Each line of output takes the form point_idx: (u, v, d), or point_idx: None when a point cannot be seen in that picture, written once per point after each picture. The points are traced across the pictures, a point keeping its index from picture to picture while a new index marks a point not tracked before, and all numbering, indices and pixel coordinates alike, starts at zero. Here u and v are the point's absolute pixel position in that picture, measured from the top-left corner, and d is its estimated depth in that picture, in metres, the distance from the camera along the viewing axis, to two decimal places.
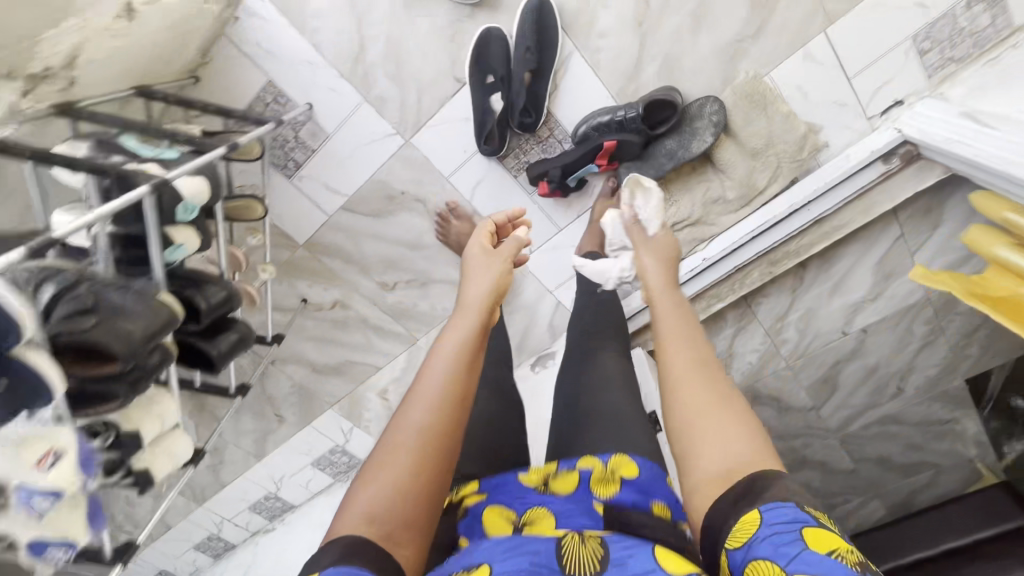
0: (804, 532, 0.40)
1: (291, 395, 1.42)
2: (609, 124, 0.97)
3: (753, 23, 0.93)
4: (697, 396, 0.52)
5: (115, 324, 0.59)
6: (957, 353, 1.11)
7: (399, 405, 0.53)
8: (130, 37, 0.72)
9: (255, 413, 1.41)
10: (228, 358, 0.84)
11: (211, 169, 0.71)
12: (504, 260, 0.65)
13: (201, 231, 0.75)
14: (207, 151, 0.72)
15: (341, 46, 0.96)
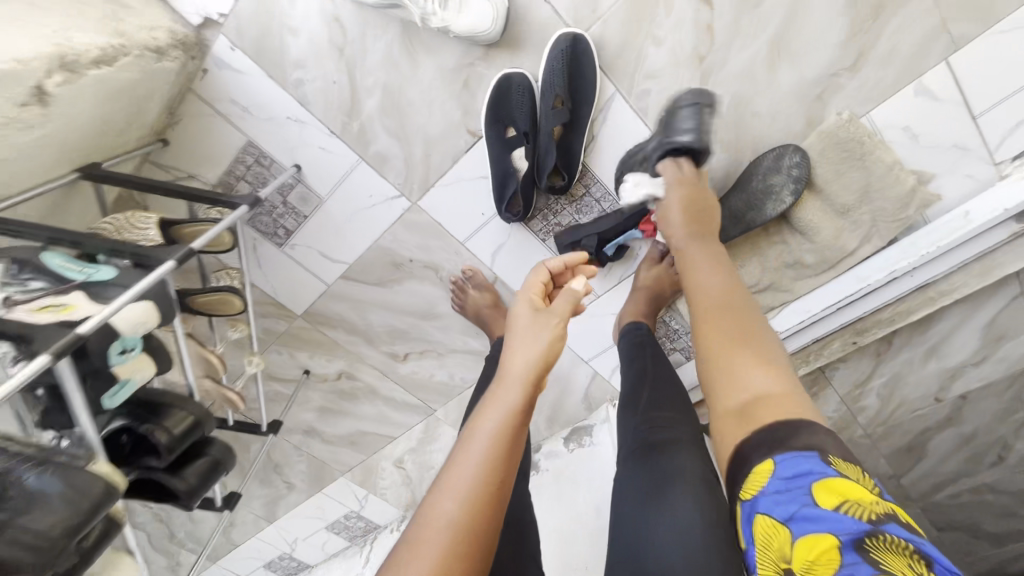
0: (811, 486, 0.36)
1: (299, 463, 1.29)
2: None
3: (851, 51, 0.72)
4: (727, 347, 0.49)
5: (23, 525, 0.44)
6: None
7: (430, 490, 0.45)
8: (59, 121, 0.57)
9: (262, 481, 1.29)
10: (201, 490, 0.69)
11: (159, 289, 0.56)
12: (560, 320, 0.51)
13: (160, 357, 0.60)
14: (156, 265, 0.56)
15: (333, 100, 0.79)
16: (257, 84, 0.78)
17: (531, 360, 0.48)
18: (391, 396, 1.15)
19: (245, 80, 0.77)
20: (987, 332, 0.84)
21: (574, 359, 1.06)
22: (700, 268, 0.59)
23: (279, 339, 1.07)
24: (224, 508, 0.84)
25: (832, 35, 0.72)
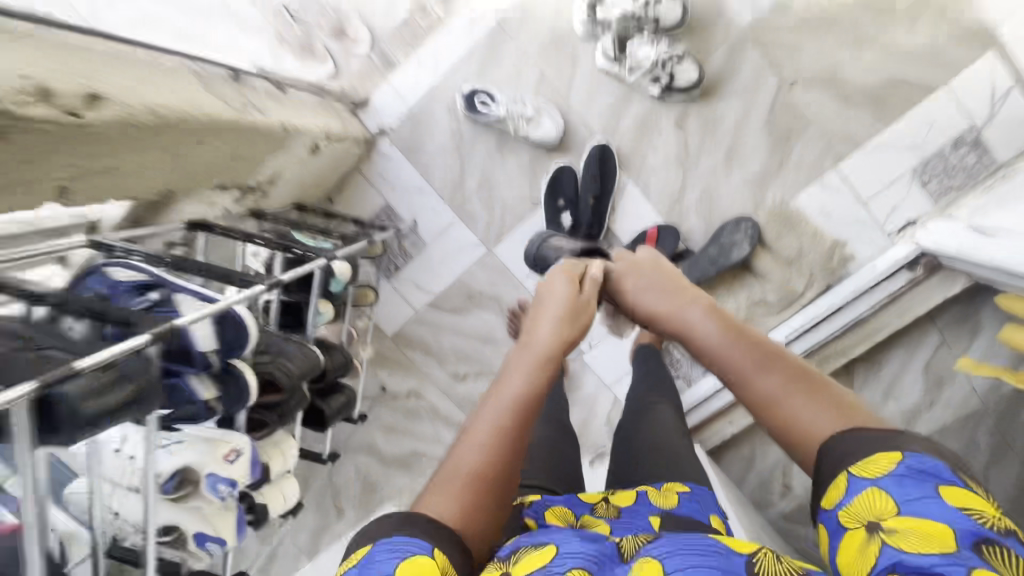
0: (939, 487, 0.38)
1: (352, 489, 1.43)
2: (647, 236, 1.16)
3: (775, 161, 1.13)
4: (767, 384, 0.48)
5: (280, 362, 0.73)
6: None
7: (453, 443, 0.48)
8: (308, 167, 0.98)
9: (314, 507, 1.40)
10: (337, 416, 0.97)
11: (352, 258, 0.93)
12: (578, 320, 0.59)
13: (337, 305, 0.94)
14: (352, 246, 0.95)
15: (446, 179, 1.22)
16: (398, 168, 1.22)
17: (552, 342, 0.55)
18: (447, 418, 1.38)
19: (391, 163, 1.22)
20: (928, 375, 1.15)
21: (598, 385, 1.34)
22: (698, 315, 0.56)
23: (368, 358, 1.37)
24: (329, 462, 1.10)
25: (763, 149, 1.13)
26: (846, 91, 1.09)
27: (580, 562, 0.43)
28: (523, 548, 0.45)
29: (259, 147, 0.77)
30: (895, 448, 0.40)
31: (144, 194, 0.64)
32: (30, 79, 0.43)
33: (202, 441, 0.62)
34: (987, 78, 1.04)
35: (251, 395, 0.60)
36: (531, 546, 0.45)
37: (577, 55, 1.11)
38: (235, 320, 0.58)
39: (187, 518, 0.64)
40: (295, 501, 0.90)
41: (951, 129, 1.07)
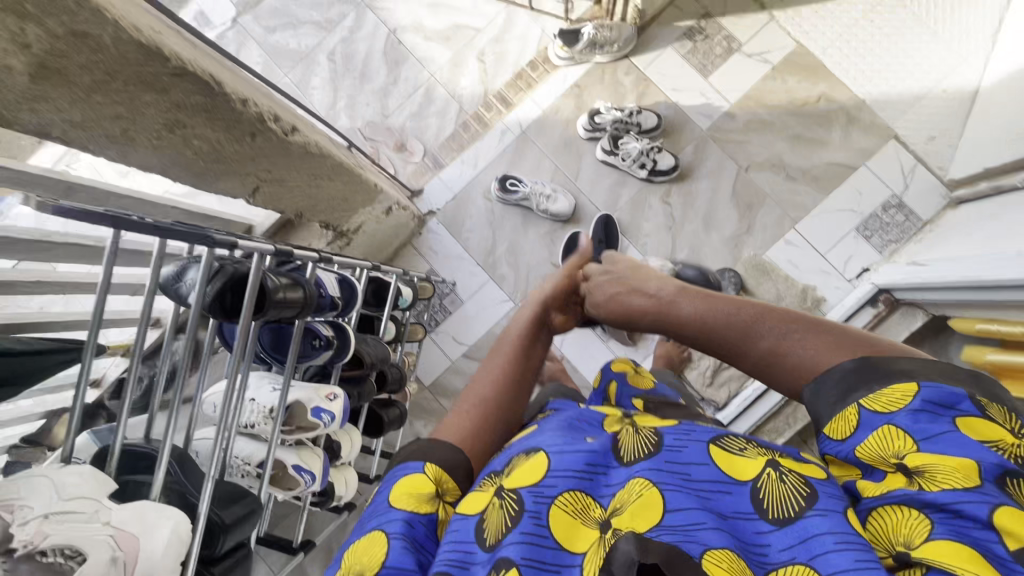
0: (955, 420, 0.43)
1: None
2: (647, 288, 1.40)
3: (744, 225, 1.42)
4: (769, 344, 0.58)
5: (362, 347, 0.92)
6: None
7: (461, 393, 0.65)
8: (380, 227, 1.27)
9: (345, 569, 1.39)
10: (393, 426, 1.10)
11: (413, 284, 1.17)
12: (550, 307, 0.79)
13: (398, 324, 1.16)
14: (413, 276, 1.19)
15: (481, 248, 1.51)
16: (442, 241, 1.52)
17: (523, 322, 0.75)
18: None
19: (437, 237, 1.52)
20: None
21: None
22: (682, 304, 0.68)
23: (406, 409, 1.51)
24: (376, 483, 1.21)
25: (734, 216, 1.43)
26: (789, 172, 1.42)
27: (572, 483, 0.48)
28: (517, 457, 0.52)
29: (356, 198, 1.07)
30: (910, 381, 0.45)
31: (290, 208, 0.91)
32: (273, 112, 0.71)
33: (308, 387, 0.79)
34: (894, 159, 1.39)
35: (352, 347, 0.80)
36: (525, 455, 0.51)
37: (582, 153, 1.48)
38: (350, 285, 0.84)
39: (288, 453, 0.78)
40: (352, 495, 1.00)
41: (879, 196, 1.38)
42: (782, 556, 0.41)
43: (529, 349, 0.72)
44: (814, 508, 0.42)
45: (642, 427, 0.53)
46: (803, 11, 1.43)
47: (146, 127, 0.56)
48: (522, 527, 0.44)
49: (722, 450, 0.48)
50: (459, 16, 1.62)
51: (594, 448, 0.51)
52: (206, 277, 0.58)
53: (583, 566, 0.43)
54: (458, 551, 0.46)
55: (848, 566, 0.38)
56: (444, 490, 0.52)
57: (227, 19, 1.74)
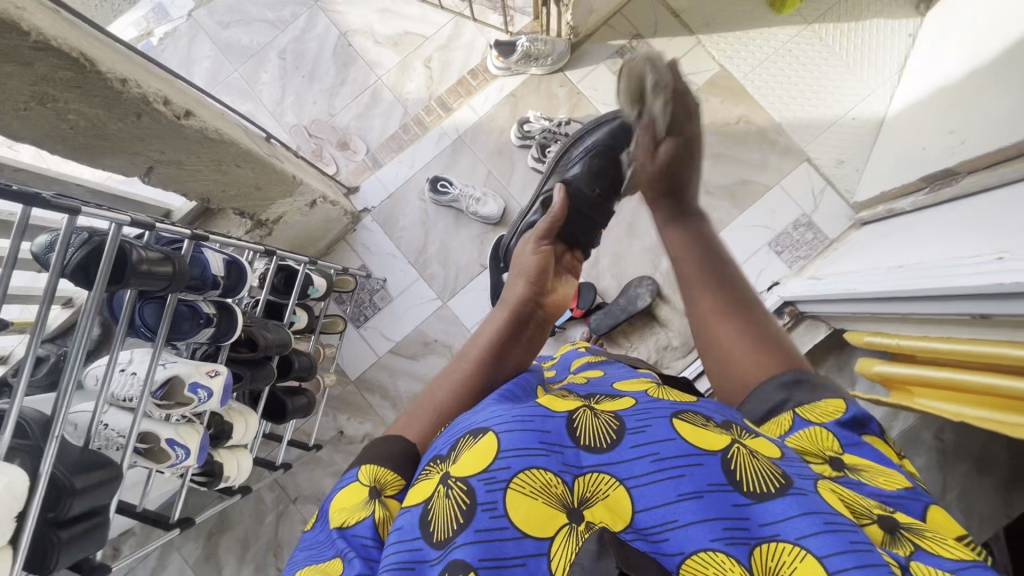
0: (853, 462, 0.50)
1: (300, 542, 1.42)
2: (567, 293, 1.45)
3: None
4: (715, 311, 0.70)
5: (261, 331, 0.94)
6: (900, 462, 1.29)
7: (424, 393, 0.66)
8: (304, 219, 1.29)
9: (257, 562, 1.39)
10: (297, 413, 1.11)
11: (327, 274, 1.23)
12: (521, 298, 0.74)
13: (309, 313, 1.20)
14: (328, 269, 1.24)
15: (413, 247, 1.54)
16: (375, 238, 1.56)
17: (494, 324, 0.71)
18: None
19: (371, 234, 1.56)
20: None
21: None
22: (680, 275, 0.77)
23: (331, 403, 1.51)
24: (281, 471, 1.24)
25: None
26: (709, 187, 1.51)
27: (525, 462, 0.43)
28: (464, 439, 0.47)
29: (273, 190, 1.11)
30: (825, 439, 0.52)
31: (193, 191, 0.94)
32: (163, 95, 0.74)
33: (189, 363, 0.81)
34: (805, 181, 1.48)
35: (237, 327, 0.84)
36: (471, 436, 0.47)
37: (515, 159, 1.54)
38: (238, 267, 0.87)
39: (164, 427, 0.79)
40: (243, 479, 1.02)
41: (790, 215, 1.48)
42: (763, 532, 0.39)
43: (501, 354, 0.68)
44: (791, 488, 0.40)
45: (600, 407, 0.50)
46: (729, 37, 1.52)
47: (11, 98, 0.59)
48: (476, 524, 0.41)
49: (686, 425, 0.45)
50: (407, 23, 1.67)
51: (549, 426, 0.46)
52: (64, 245, 0.60)
53: (551, 555, 0.39)
54: (406, 551, 0.42)
55: (844, 548, 0.36)
56: (383, 483, 0.53)
57: (184, 13, 1.77)
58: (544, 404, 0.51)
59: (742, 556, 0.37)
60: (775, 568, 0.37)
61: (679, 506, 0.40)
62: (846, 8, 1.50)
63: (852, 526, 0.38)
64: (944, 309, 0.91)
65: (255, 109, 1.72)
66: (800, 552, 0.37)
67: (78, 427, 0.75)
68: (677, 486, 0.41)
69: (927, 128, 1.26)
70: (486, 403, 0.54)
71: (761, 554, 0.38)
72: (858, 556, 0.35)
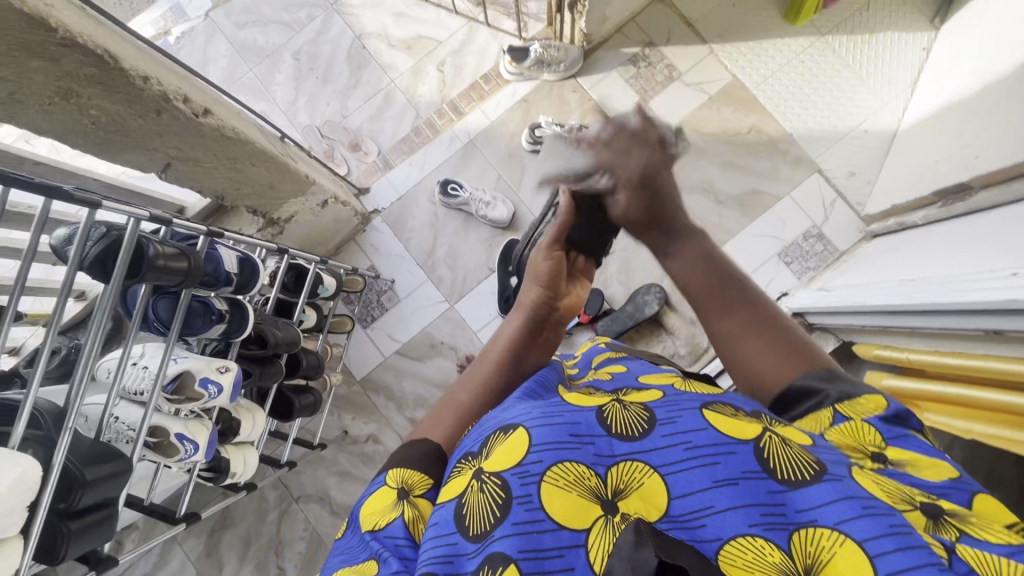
0: (893, 453, 0.48)
1: (302, 541, 1.42)
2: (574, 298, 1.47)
3: None
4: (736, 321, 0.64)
5: (270, 328, 0.95)
6: None
7: (447, 393, 0.66)
8: (316, 219, 1.30)
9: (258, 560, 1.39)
10: (304, 412, 1.12)
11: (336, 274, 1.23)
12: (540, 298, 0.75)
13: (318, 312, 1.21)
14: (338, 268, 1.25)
15: (422, 249, 1.55)
16: (384, 239, 1.57)
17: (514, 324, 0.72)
18: None
19: (381, 235, 1.57)
20: None
21: None
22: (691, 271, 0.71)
23: (337, 402, 1.52)
24: (285, 469, 1.24)
25: None
26: (719, 196, 1.50)
27: (559, 455, 0.43)
28: (496, 434, 0.48)
29: (286, 189, 1.12)
30: (867, 431, 0.49)
31: (208, 188, 0.95)
32: (182, 93, 0.75)
33: (199, 359, 0.81)
34: (816, 192, 1.48)
35: (249, 323, 0.85)
36: (503, 432, 0.47)
37: (525, 164, 1.55)
38: (251, 264, 0.88)
39: (174, 421, 0.80)
40: (250, 476, 1.02)
41: (800, 226, 1.47)
42: (800, 517, 0.38)
43: (522, 350, 0.69)
44: (826, 475, 0.40)
45: (628, 399, 0.50)
46: (741, 47, 1.53)
47: (36, 93, 0.59)
48: (513, 517, 0.41)
49: (715, 414, 0.46)
50: (421, 27, 1.69)
51: (580, 418, 0.47)
52: (84, 238, 0.61)
53: (589, 547, 0.39)
54: (444, 546, 0.43)
55: (882, 532, 0.36)
56: (410, 484, 0.54)
57: (201, 13, 1.79)
58: (571, 400, 0.52)
59: (781, 541, 0.37)
60: (815, 553, 0.37)
61: (714, 492, 0.40)
62: (860, 21, 1.50)
63: (889, 510, 0.37)
64: (956, 323, 0.90)
65: (269, 109, 1.73)
66: (838, 538, 0.36)
67: (89, 420, 0.76)
68: (711, 473, 0.41)
69: (940, 142, 1.26)
70: (513, 401, 0.54)
71: (801, 539, 0.37)
72: (898, 538, 0.35)
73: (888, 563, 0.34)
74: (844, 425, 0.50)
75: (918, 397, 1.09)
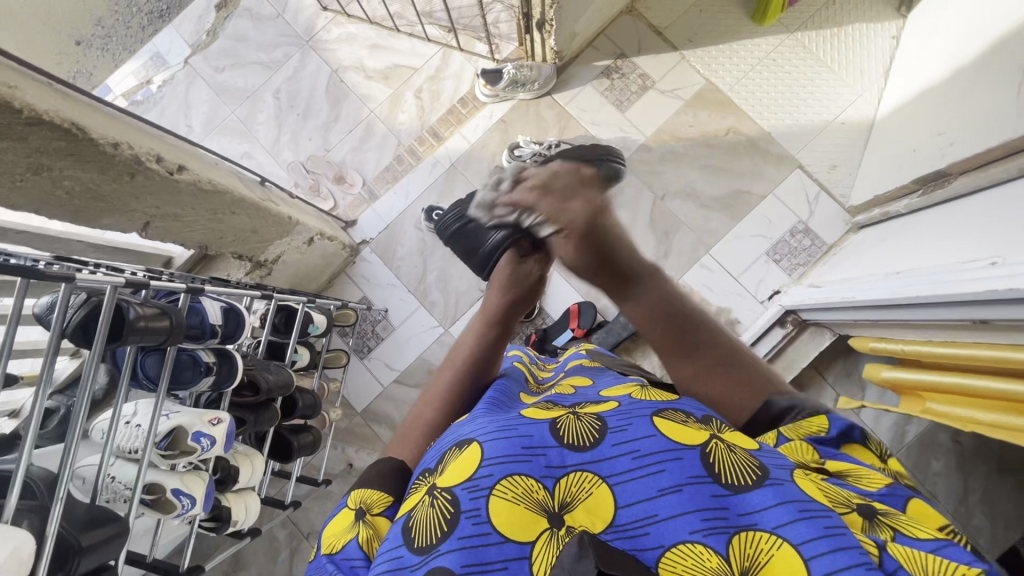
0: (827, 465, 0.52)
1: None
2: (568, 313, 1.47)
3: (662, 251, 1.50)
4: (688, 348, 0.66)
5: (263, 372, 0.96)
6: (921, 469, 1.26)
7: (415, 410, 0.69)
8: (303, 256, 1.31)
9: None
10: (303, 451, 1.12)
11: (326, 308, 1.24)
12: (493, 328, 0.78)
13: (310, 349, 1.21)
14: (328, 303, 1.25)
15: (413, 276, 1.56)
16: (374, 269, 1.58)
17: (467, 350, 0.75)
18: None
19: (370, 265, 1.59)
20: None
21: None
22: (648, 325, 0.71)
23: (339, 435, 1.52)
24: (291, 509, 1.24)
25: (652, 242, 1.51)
26: (703, 200, 1.51)
27: (508, 468, 0.44)
28: (451, 450, 0.49)
29: (270, 233, 1.13)
30: (812, 449, 0.53)
31: (192, 240, 0.96)
32: (155, 153, 0.77)
33: (193, 412, 0.82)
34: (799, 187, 1.48)
35: (237, 373, 0.85)
36: (458, 446, 0.49)
37: None
38: (236, 314, 0.88)
39: (169, 477, 0.80)
40: (253, 522, 1.02)
41: (786, 223, 1.48)
42: (741, 521, 0.40)
43: (481, 364, 0.73)
44: (768, 479, 0.43)
45: (583, 411, 0.52)
46: (712, 50, 1.54)
47: (7, 171, 0.60)
48: (460, 532, 0.42)
49: (666, 422, 0.48)
50: (397, 56, 1.71)
51: (533, 431, 0.48)
52: (64, 307, 0.61)
53: (533, 558, 0.40)
54: (390, 560, 0.43)
55: (817, 534, 0.38)
56: (368, 504, 0.54)
57: (181, 60, 1.81)
58: (529, 414, 0.52)
59: (720, 546, 0.39)
60: (752, 556, 0.38)
61: (659, 501, 0.42)
62: (827, 15, 1.51)
63: (825, 512, 0.40)
64: (944, 315, 0.90)
65: (253, 148, 1.76)
66: (776, 540, 0.39)
67: (85, 481, 0.76)
68: (656, 481, 0.43)
69: (917, 129, 1.26)
70: (475, 414, 0.56)
71: (739, 543, 0.39)
72: (832, 541, 0.37)
73: (821, 565, 0.36)
74: (787, 443, 0.54)
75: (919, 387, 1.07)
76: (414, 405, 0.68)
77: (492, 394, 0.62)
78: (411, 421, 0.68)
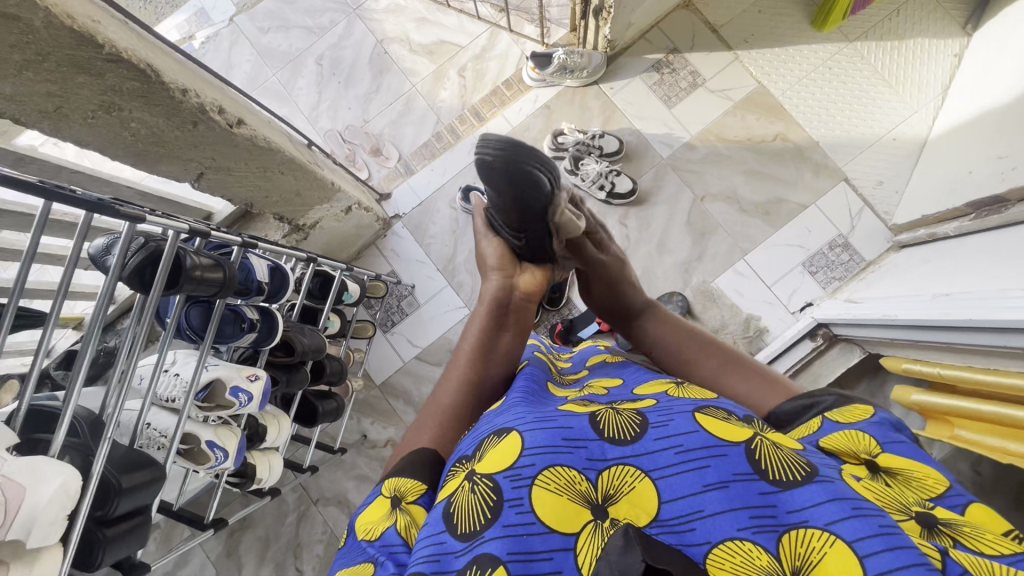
0: (881, 457, 0.48)
1: (319, 544, 1.43)
2: None
3: (696, 252, 1.49)
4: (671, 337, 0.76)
5: (299, 336, 0.95)
6: None
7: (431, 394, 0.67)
8: (339, 225, 1.31)
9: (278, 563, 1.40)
10: (327, 418, 1.12)
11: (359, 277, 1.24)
12: (502, 314, 0.74)
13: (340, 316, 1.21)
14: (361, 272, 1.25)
15: (442, 255, 1.56)
16: (404, 245, 1.58)
17: (475, 333, 0.71)
18: None
19: (401, 240, 1.58)
20: None
21: None
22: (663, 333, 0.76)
23: (356, 406, 1.53)
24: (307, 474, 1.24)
25: (686, 242, 1.49)
26: (742, 204, 1.49)
27: (550, 458, 0.43)
28: (487, 439, 0.48)
29: (311, 198, 1.13)
30: (874, 442, 0.49)
31: (240, 197, 0.96)
32: (218, 104, 0.75)
33: (231, 366, 0.82)
34: (842, 201, 1.46)
35: (278, 331, 0.86)
36: (496, 434, 0.48)
37: None
38: (281, 274, 0.89)
39: (203, 429, 0.81)
40: (275, 482, 1.03)
41: (825, 235, 1.46)
42: (790, 519, 0.38)
43: (491, 343, 0.70)
44: (817, 476, 0.40)
45: (622, 406, 0.50)
46: (767, 53, 1.51)
47: (81, 106, 0.61)
48: (504, 520, 0.41)
49: (709, 419, 0.45)
50: (445, 32, 1.69)
51: (573, 422, 0.46)
52: (125, 249, 0.61)
53: (578, 551, 0.39)
54: (432, 545, 0.42)
55: (871, 532, 0.36)
56: (404, 491, 0.52)
57: (225, 17, 1.81)
58: (566, 406, 0.51)
59: (770, 544, 0.37)
60: (804, 555, 0.36)
61: (704, 496, 0.40)
62: (890, 27, 1.47)
63: (878, 512, 0.38)
64: (991, 341, 0.89)
65: (291, 113, 1.74)
66: (829, 539, 0.36)
67: (123, 426, 0.76)
68: (702, 476, 0.41)
69: (973, 151, 1.23)
70: (509, 404, 0.54)
71: (790, 540, 0.37)
72: (887, 540, 0.35)
73: (878, 563, 0.34)
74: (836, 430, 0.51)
75: (950, 412, 1.05)
76: (438, 382, 0.66)
77: (523, 383, 0.60)
78: (428, 404, 0.65)
